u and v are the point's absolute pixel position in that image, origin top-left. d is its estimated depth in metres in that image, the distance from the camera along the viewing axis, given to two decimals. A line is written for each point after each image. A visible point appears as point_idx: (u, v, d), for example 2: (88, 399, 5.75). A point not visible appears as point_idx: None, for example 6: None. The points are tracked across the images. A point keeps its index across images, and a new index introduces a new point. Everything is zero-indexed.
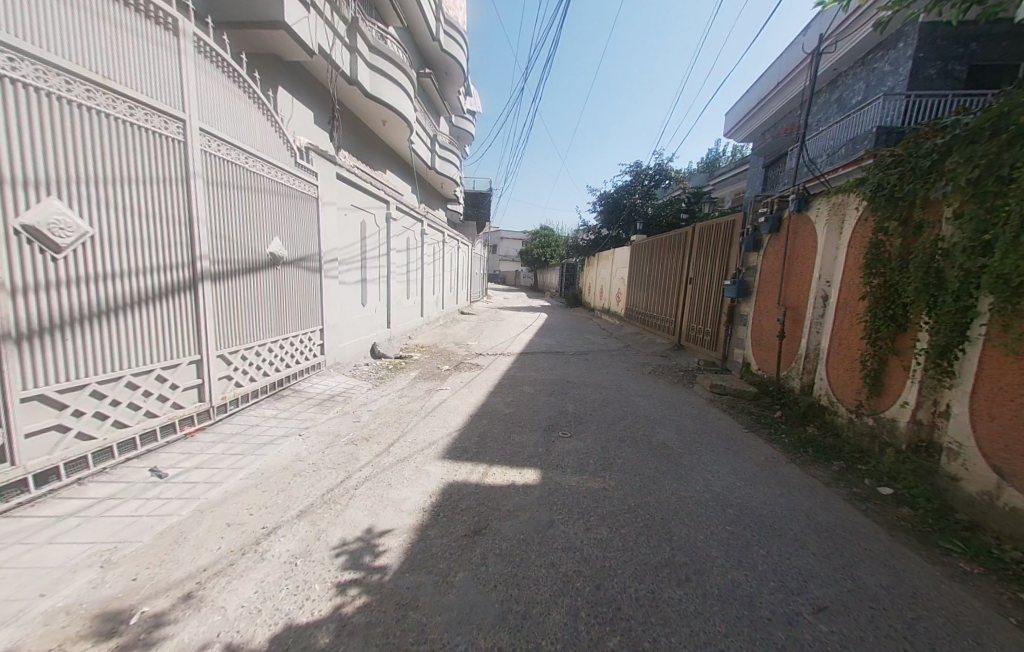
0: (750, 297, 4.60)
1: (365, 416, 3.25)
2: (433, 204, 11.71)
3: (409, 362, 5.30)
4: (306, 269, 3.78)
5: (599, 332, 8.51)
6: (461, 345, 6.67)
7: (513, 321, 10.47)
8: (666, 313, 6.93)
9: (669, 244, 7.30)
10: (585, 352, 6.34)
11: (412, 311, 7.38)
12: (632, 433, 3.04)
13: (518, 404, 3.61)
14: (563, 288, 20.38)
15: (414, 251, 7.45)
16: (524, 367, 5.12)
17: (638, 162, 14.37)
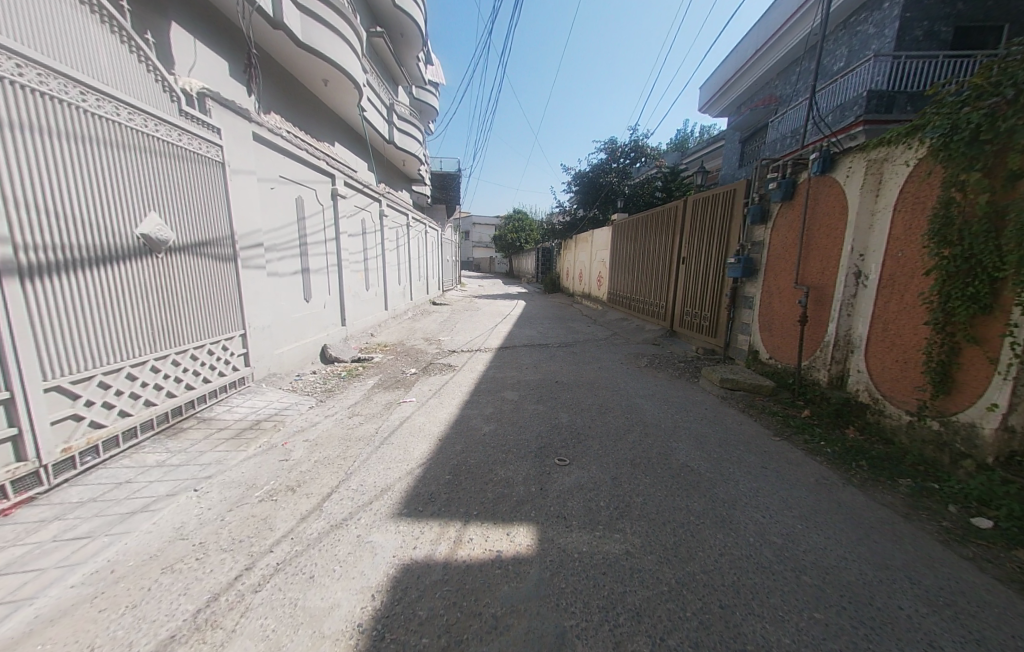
0: (756, 276, 4.02)
1: (296, 450, 2.44)
2: (395, 184, 10.54)
3: (367, 366, 4.45)
4: (209, 259, 2.79)
5: (583, 319, 7.87)
6: (432, 340, 5.85)
7: (489, 311, 9.69)
8: (655, 298, 6.35)
9: (656, 221, 6.65)
10: (571, 343, 5.68)
11: (373, 304, 6.46)
12: (645, 450, 2.43)
13: (499, 417, 2.91)
14: (540, 274, 19.69)
15: (371, 235, 6.44)
16: (504, 366, 4.40)
17: (614, 139, 13.64)
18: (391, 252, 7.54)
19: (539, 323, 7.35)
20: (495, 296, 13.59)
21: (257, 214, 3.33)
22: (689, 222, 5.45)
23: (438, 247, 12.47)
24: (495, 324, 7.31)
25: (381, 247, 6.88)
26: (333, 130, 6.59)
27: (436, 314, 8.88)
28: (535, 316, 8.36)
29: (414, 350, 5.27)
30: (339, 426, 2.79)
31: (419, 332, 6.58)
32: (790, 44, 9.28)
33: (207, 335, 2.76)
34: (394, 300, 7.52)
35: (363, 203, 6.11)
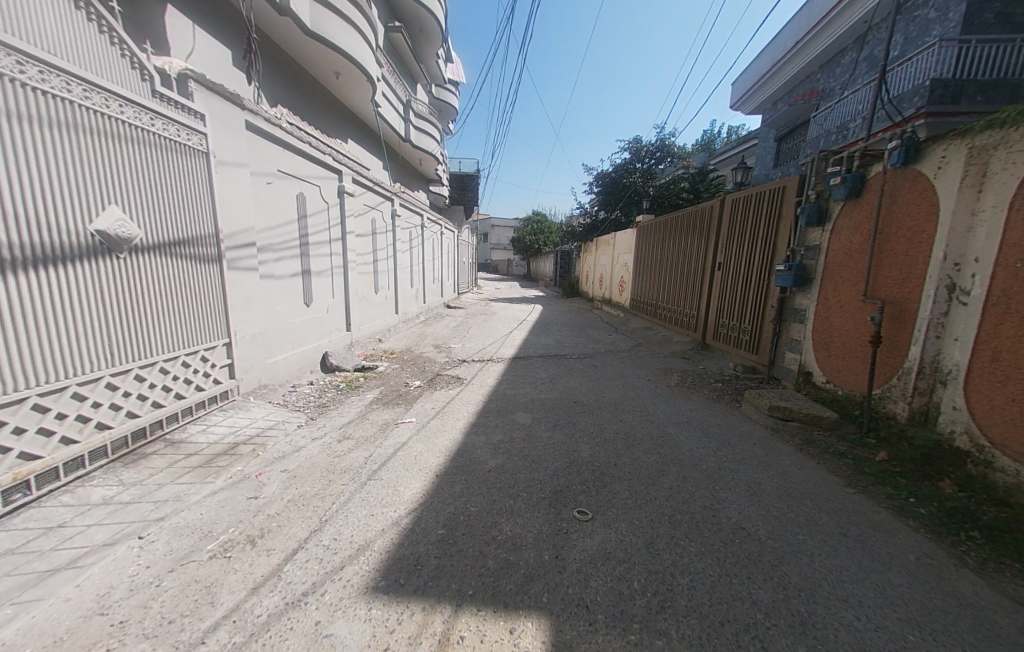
0: (811, 286, 3.47)
1: (270, 484, 2.11)
2: (411, 183, 10.33)
3: (369, 376, 4.13)
4: (185, 259, 2.49)
5: (603, 327, 7.38)
6: (441, 348, 5.50)
7: (505, 315, 9.30)
8: (684, 306, 5.82)
9: (687, 223, 6.11)
10: (591, 354, 5.23)
11: (383, 308, 6.17)
12: (683, 499, 1.99)
13: (507, 446, 2.52)
14: (558, 277, 19.19)
15: (381, 236, 6.17)
16: (517, 380, 4.01)
17: (638, 137, 13.05)
18: (404, 253, 7.26)
19: (557, 330, 6.92)
20: (511, 300, 13.21)
21: (249, 211, 3.06)
22: (725, 224, 4.92)
23: (454, 249, 12.21)
24: (509, 331, 6.92)
25: (392, 248, 6.60)
26: (345, 127, 6.38)
27: (449, 318, 8.57)
28: (552, 323, 7.92)
29: (421, 359, 4.93)
30: (324, 453, 2.44)
31: (430, 338, 6.25)
32: (837, 33, 8.45)
33: (179, 346, 2.46)
34: (405, 303, 7.23)
35: (373, 201, 5.83)
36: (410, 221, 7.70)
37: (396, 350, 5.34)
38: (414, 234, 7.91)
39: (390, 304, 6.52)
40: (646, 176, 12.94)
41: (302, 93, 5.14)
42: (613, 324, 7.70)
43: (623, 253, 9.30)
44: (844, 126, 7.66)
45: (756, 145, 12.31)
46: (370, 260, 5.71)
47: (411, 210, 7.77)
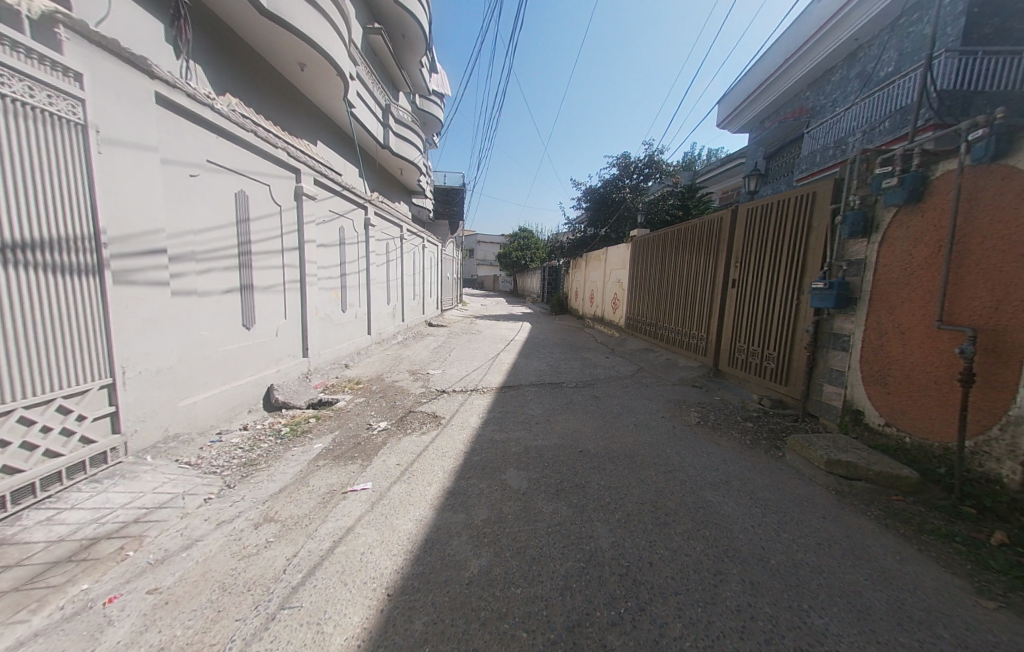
0: (857, 308, 2.92)
1: (119, 623, 1.31)
2: (391, 194, 9.70)
3: (322, 416, 3.33)
4: (36, 269, 1.72)
5: (599, 348, 6.74)
6: (418, 375, 4.73)
7: (490, 335, 8.62)
8: (690, 326, 5.25)
9: (689, 237, 5.62)
10: (590, 381, 4.56)
11: (351, 329, 5.40)
12: (767, 637, 1.29)
13: (495, 532, 1.78)
14: (546, 294, 18.72)
15: (351, 247, 5.45)
16: (506, 418, 3.30)
17: (627, 153, 12.92)
18: (380, 268, 6.56)
19: (549, 353, 6.23)
20: (498, 317, 12.53)
21: (158, 206, 2.33)
22: (735, 236, 4.43)
23: (438, 263, 11.56)
24: (496, 354, 6.20)
25: (364, 260, 5.89)
26: (313, 127, 5.75)
27: (430, 338, 7.81)
28: (543, 344, 7.25)
29: (392, 390, 4.15)
30: (226, 552, 1.65)
31: (405, 362, 5.48)
32: (823, 53, 8.46)
33: (16, 392, 1.65)
34: (379, 322, 6.46)
35: (342, 208, 5.14)
36: (387, 232, 7.02)
37: (363, 379, 4.53)
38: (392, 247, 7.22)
39: (361, 323, 5.78)
40: (636, 192, 12.70)
41: (259, 82, 4.50)
42: (608, 345, 7.09)
43: (616, 269, 8.82)
44: (841, 140, 7.51)
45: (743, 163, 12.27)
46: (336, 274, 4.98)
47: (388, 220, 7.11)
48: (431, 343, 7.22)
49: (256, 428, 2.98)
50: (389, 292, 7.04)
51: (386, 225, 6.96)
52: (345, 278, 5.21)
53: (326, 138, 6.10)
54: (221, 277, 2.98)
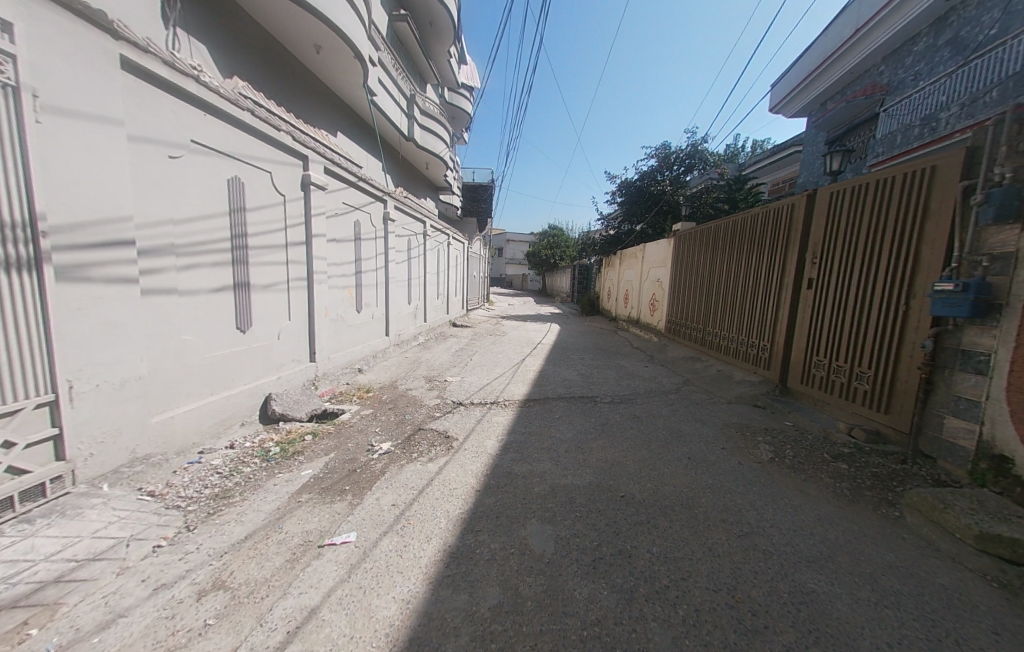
0: (999, 319, 2.10)
1: None
2: (418, 190, 9.41)
3: (321, 434, 2.91)
4: None
5: (636, 355, 6.06)
6: (433, 384, 4.27)
7: (516, 337, 8.10)
8: (746, 333, 4.47)
9: (745, 228, 4.81)
10: (628, 395, 3.96)
11: (367, 331, 5.06)
12: None
13: (507, 632, 1.26)
14: (576, 293, 17.97)
15: (367, 243, 5.10)
16: (530, 441, 2.77)
17: (665, 143, 12.01)
18: (399, 265, 6.20)
19: (580, 359, 5.63)
20: (524, 318, 11.99)
21: (116, 188, 2.01)
22: (806, 225, 3.64)
23: (464, 260, 11.18)
24: (521, 359, 5.67)
25: (382, 257, 5.52)
26: (331, 118, 5.49)
27: (451, 340, 7.39)
28: (573, 348, 6.64)
29: (402, 401, 3.70)
30: (146, 642, 1.23)
31: (422, 367, 5.06)
32: (899, 23, 7.28)
33: None
34: (398, 323, 6.10)
35: (357, 200, 4.80)
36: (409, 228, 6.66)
37: (374, 386, 4.14)
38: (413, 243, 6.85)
39: (379, 324, 5.43)
40: (676, 184, 11.76)
41: (270, 68, 4.24)
42: (647, 351, 6.38)
43: (654, 267, 8.03)
44: (932, 116, 6.33)
45: (801, 150, 11.00)
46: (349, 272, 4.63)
47: (410, 215, 6.74)
48: (452, 345, 6.79)
49: (244, 448, 2.61)
50: (410, 291, 6.68)
51: (407, 221, 6.60)
52: (359, 277, 4.86)
53: (345, 130, 5.83)
54: (206, 273, 2.66)
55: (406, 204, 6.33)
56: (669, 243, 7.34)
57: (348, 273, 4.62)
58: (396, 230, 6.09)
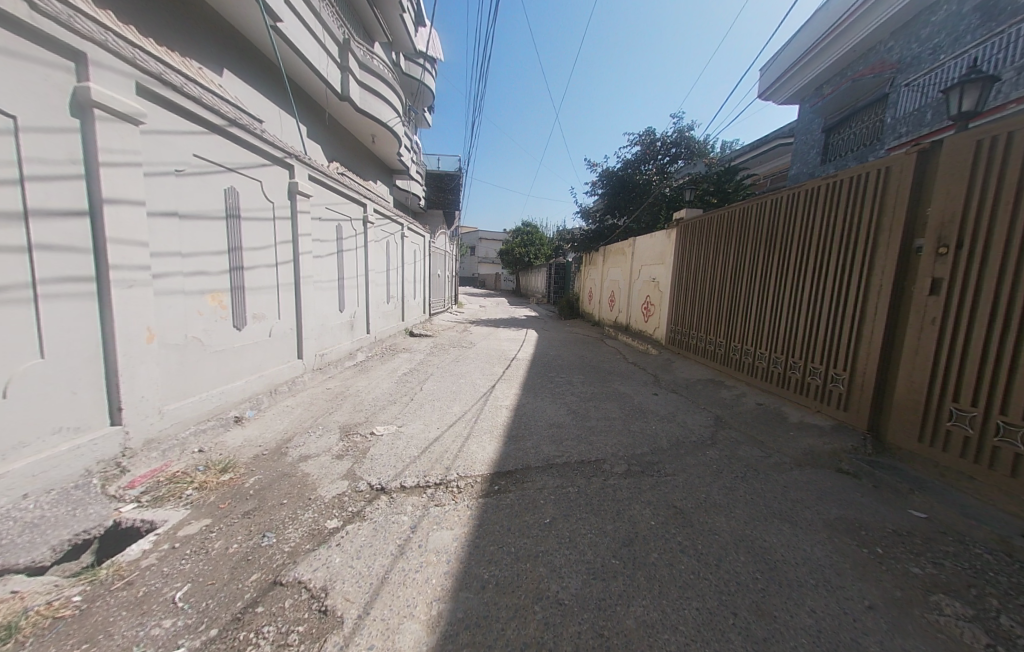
0: None
1: None
2: (366, 172, 7.73)
3: (25, 631, 1.30)
4: None
5: (639, 376, 4.74)
6: (347, 444, 2.71)
7: (486, 349, 6.64)
8: (802, 355, 3.21)
9: (785, 210, 3.61)
10: (650, 457, 2.59)
11: (258, 355, 3.45)
12: None
13: None
14: (553, 293, 16.70)
15: (255, 226, 3.48)
16: (497, 615, 1.32)
17: (649, 129, 10.90)
18: (323, 260, 4.59)
19: (569, 385, 4.22)
20: (496, 322, 10.51)
21: None
22: (917, 198, 2.41)
23: (425, 256, 9.54)
24: (490, 386, 4.19)
25: (287, 247, 3.90)
26: (210, 46, 3.77)
27: (403, 355, 5.79)
28: (557, 366, 5.23)
29: (278, 491, 2.13)
30: None
31: (346, 406, 3.47)
32: None
33: None
34: (322, 338, 4.47)
35: (232, 160, 3.18)
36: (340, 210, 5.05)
37: (245, 455, 2.53)
38: (348, 231, 5.23)
39: (285, 343, 3.82)
40: (661, 176, 10.73)
41: None
42: (649, 370, 5.10)
43: (648, 264, 6.82)
44: None
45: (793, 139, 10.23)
46: (216, 268, 3.02)
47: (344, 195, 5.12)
48: (402, 364, 5.20)
49: None
50: (342, 295, 5.05)
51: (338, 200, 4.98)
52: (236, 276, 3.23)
53: (234, 68, 4.09)
54: None
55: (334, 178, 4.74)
56: (666, 234, 6.11)
57: (212, 270, 2.99)
58: (315, 210, 4.46)
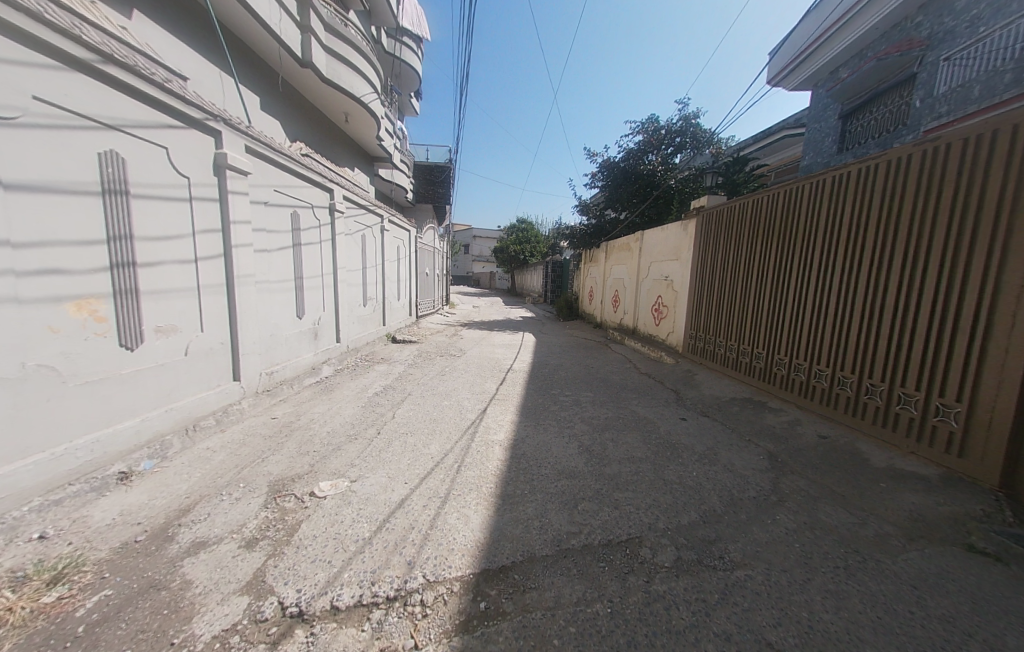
0: None
1: None
2: (340, 159, 6.73)
3: None
4: None
5: (658, 394, 3.98)
6: (273, 516, 1.89)
7: (479, 357, 5.85)
8: (885, 376, 2.92)
9: (853, 211, 3.29)
10: (705, 531, 1.82)
11: (162, 387, 2.44)
12: None
13: None
14: (550, 292, 15.95)
15: (161, 208, 2.44)
16: None
17: (652, 116, 10.14)
18: (275, 254, 3.59)
19: (578, 408, 3.44)
20: (490, 325, 9.70)
21: None
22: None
23: (412, 253, 8.66)
24: (482, 410, 3.39)
25: (216, 237, 2.86)
26: None
27: (381, 366, 4.97)
28: (561, 380, 4.45)
29: (130, 619, 1.30)
30: None
31: (289, 445, 2.64)
32: None
33: None
34: (271, 353, 3.55)
35: (117, 115, 2.16)
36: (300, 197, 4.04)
37: (107, 545, 1.64)
38: (311, 220, 4.24)
39: (211, 364, 2.84)
40: (665, 167, 10.00)
41: None
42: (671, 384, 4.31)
43: (659, 261, 6.12)
44: None
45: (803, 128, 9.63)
46: (85, 265, 2.01)
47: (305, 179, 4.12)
48: (376, 379, 4.37)
49: None
50: (303, 298, 4.10)
51: (296, 183, 3.96)
52: (122, 276, 2.20)
53: (155, 12, 3.10)
54: None
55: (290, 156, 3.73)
56: (682, 226, 5.42)
57: (77, 266, 1.97)
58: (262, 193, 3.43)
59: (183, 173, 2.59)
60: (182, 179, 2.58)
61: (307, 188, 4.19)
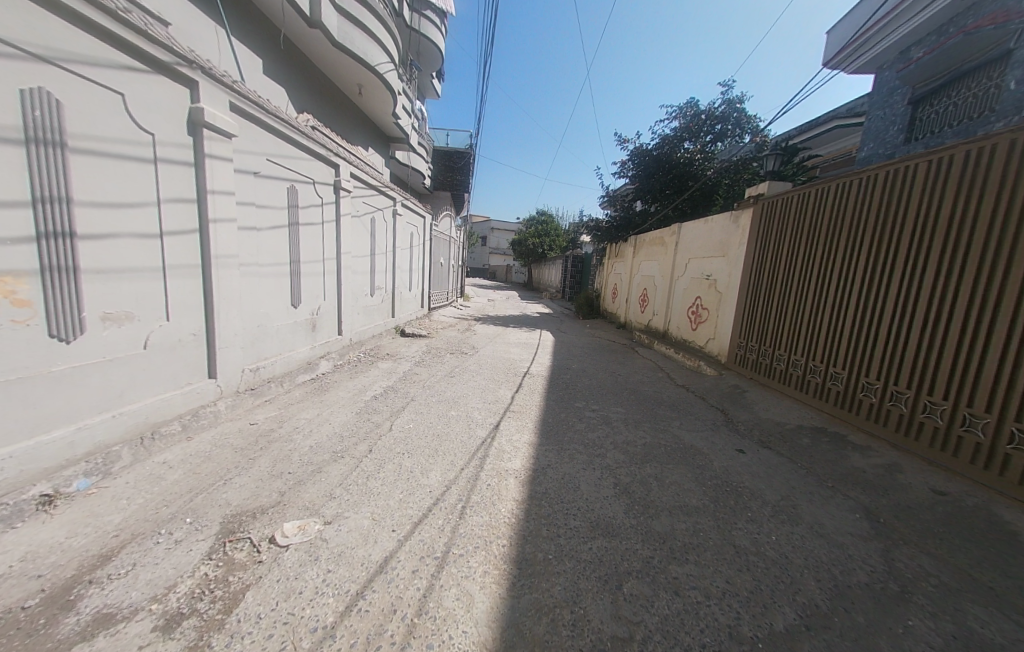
0: None
1: None
2: (353, 138, 6.23)
3: None
4: None
5: (702, 414, 3.37)
6: (214, 576, 1.41)
7: (493, 356, 5.31)
8: (877, 375, 2.73)
9: (929, 185, 2.55)
10: (816, 647, 1.24)
11: (110, 388, 1.99)
12: None
13: None
14: (569, 288, 15.27)
15: (115, 166, 1.96)
16: None
17: (691, 100, 9.28)
18: (266, 233, 3.11)
19: (610, 428, 2.89)
20: (506, 320, 9.15)
21: None
22: None
23: (426, 241, 8.18)
24: (494, 424, 2.87)
25: (191, 208, 2.39)
26: None
27: (385, 363, 4.52)
28: (586, 389, 3.89)
29: None
30: None
31: (262, 461, 2.19)
32: None
33: None
34: (259, 346, 3.09)
35: (50, 42, 1.67)
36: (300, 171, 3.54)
37: None
38: (313, 197, 3.76)
39: (178, 359, 2.38)
40: (703, 156, 9.18)
41: None
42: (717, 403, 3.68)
43: (698, 257, 5.41)
44: None
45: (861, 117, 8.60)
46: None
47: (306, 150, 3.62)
48: (377, 378, 3.91)
49: None
50: (300, 285, 3.64)
51: (295, 154, 3.46)
52: (57, 249, 1.75)
53: None
54: None
55: (287, 121, 3.23)
56: (729, 218, 4.69)
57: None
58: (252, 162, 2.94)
59: (147, 128, 2.11)
60: (145, 134, 2.11)
61: (309, 161, 3.69)
